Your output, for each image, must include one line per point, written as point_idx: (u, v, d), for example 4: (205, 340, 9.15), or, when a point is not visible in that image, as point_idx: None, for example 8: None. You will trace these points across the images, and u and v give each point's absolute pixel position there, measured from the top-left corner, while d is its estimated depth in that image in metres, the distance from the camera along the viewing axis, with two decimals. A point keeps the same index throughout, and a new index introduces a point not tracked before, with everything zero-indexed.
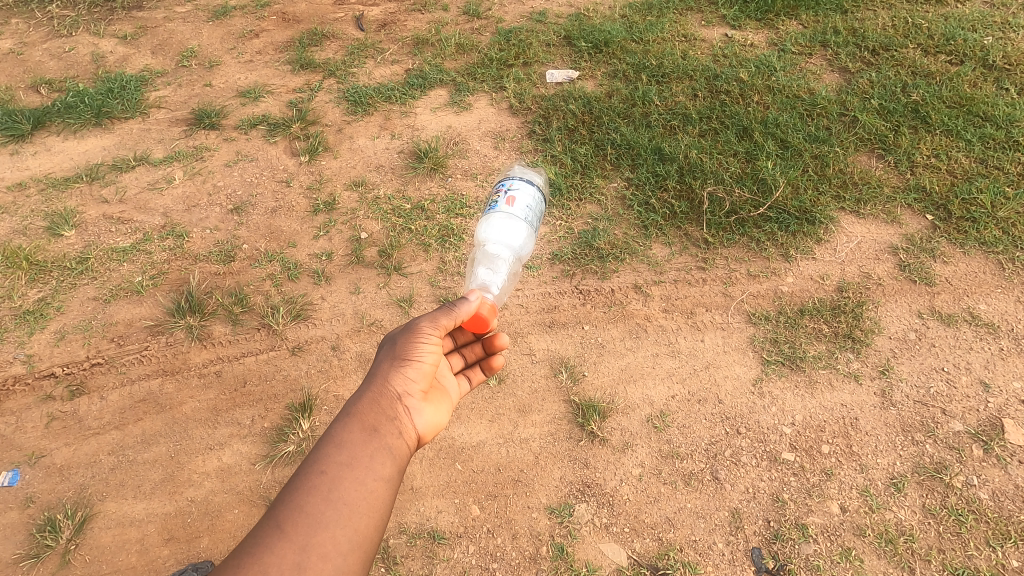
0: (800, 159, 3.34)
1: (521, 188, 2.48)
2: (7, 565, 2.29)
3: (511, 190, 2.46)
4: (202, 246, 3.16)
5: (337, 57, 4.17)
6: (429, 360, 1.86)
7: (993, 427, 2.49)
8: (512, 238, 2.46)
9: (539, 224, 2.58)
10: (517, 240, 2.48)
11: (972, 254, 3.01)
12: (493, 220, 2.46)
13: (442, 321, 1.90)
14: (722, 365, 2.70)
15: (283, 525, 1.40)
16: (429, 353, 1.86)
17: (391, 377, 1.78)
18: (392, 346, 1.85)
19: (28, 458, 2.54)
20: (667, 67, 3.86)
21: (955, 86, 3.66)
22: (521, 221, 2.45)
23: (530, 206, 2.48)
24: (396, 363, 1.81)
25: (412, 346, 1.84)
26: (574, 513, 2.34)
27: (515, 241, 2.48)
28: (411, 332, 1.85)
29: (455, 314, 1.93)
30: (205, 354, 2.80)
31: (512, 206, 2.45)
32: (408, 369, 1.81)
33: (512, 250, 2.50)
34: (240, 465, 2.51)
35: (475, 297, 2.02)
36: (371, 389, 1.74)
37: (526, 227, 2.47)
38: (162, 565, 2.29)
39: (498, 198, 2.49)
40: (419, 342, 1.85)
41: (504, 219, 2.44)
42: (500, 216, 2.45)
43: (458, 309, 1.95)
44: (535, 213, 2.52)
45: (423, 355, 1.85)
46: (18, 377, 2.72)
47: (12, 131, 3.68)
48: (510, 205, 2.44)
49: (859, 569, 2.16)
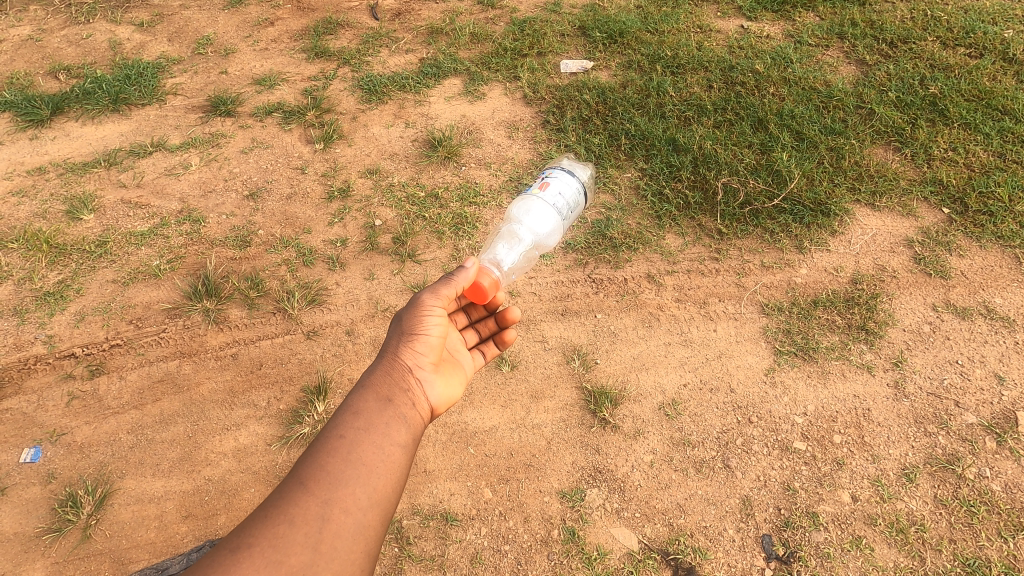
0: (816, 151, 3.32)
1: (558, 177, 2.57)
2: (29, 539, 2.35)
3: (546, 177, 2.56)
4: (219, 231, 3.20)
5: (352, 46, 4.18)
6: (436, 333, 1.87)
7: (1007, 420, 2.48)
8: (540, 223, 2.52)
9: (569, 217, 2.62)
10: (542, 224, 2.52)
11: (988, 247, 2.99)
12: (526, 203, 2.55)
13: (443, 293, 1.92)
14: (734, 355, 2.70)
15: (307, 481, 1.44)
16: (436, 325, 1.88)
17: (402, 350, 1.80)
18: (400, 321, 1.88)
19: (50, 435, 2.59)
20: (683, 58, 3.84)
21: (975, 79, 3.62)
22: (552, 207, 2.51)
23: (562, 194, 2.54)
24: (406, 337, 1.83)
25: (418, 319, 1.86)
26: (586, 498, 2.36)
27: (541, 224, 2.52)
28: (416, 307, 1.87)
29: (454, 285, 1.95)
30: (222, 336, 2.84)
31: (544, 191, 2.53)
32: (418, 342, 1.83)
33: (535, 232, 2.53)
34: (256, 446, 2.55)
35: (472, 266, 2.02)
36: (383, 362, 1.77)
37: (555, 214, 2.52)
38: (181, 541, 2.34)
39: (534, 184, 2.59)
40: (425, 316, 1.86)
41: (537, 203, 2.52)
42: (533, 199, 2.53)
43: (457, 279, 1.97)
44: (567, 203, 2.57)
45: (430, 329, 1.86)
46: (40, 356, 2.77)
47: (32, 116, 3.74)
48: (543, 188, 2.52)
49: (869, 558, 2.17)
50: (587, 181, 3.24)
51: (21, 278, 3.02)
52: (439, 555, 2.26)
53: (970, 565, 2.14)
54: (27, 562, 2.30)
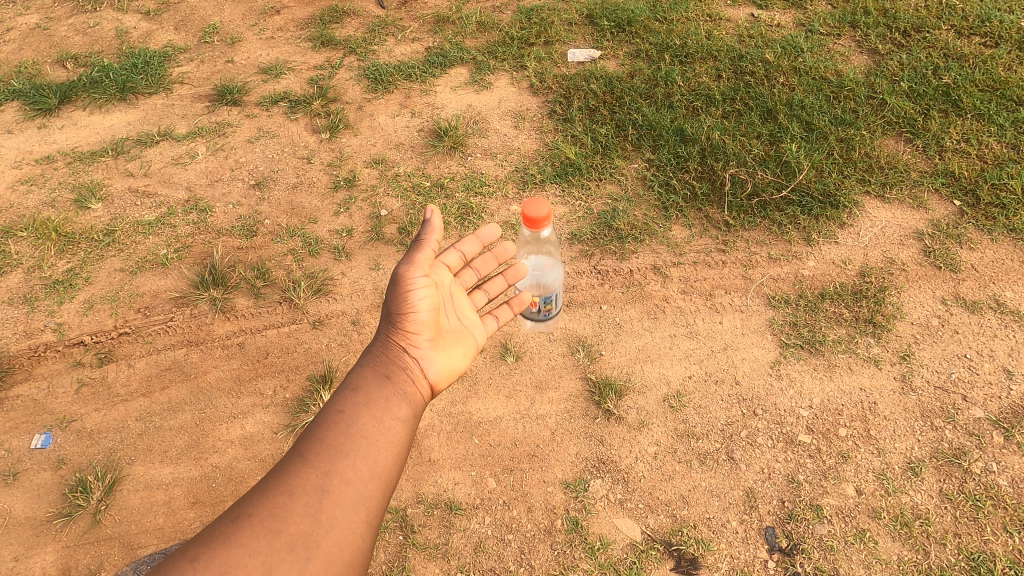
0: (826, 141, 3.28)
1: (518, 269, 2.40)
2: (41, 522, 2.39)
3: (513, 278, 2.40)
4: (225, 221, 3.20)
5: (358, 35, 4.15)
6: (426, 306, 1.85)
7: (1015, 415, 2.46)
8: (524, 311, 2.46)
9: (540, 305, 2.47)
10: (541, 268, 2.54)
11: (999, 240, 2.95)
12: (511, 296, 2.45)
13: (421, 260, 1.87)
14: (740, 347, 2.69)
15: (308, 455, 1.51)
16: (424, 297, 1.86)
17: (395, 328, 1.83)
18: (390, 300, 1.88)
19: (60, 422, 2.62)
20: (691, 47, 3.80)
21: (990, 69, 3.56)
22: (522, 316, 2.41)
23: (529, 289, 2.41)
24: (399, 315, 1.85)
25: (403, 294, 1.84)
26: (589, 488, 2.37)
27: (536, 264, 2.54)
28: (401, 282, 1.86)
29: (428, 247, 1.89)
30: (229, 325, 2.86)
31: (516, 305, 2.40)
32: (411, 318, 1.83)
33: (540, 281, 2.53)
34: (263, 433, 2.57)
35: (434, 214, 1.89)
36: (380, 340, 1.82)
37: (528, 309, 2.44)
38: (189, 527, 2.37)
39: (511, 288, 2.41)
40: (410, 289, 1.84)
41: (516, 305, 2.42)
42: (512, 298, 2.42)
43: (429, 240, 1.90)
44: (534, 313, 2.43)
45: (418, 302, 1.83)
46: (49, 344, 2.80)
47: (40, 105, 3.75)
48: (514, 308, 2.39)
49: (873, 551, 2.17)
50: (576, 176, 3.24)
51: (30, 266, 3.05)
52: (443, 543, 2.28)
53: (974, 559, 2.13)
54: (38, 546, 2.34)
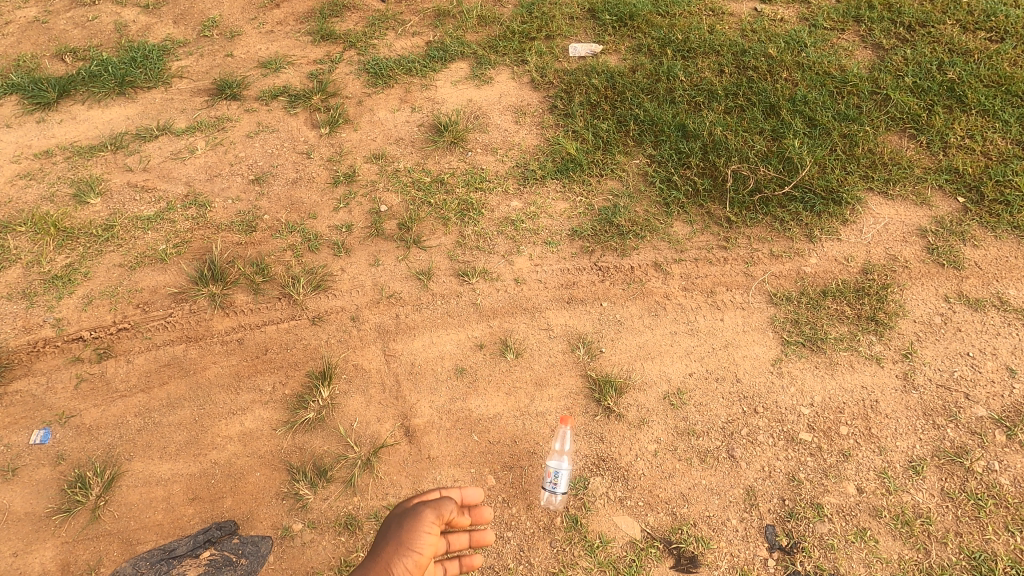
0: (829, 138, 3.25)
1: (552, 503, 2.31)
2: (40, 518, 2.39)
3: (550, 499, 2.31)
4: (225, 216, 3.19)
5: (358, 29, 4.12)
6: (430, 551, 1.89)
7: (1018, 413, 2.45)
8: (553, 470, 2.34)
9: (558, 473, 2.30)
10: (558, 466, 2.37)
11: (1003, 238, 2.93)
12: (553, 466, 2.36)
13: (444, 511, 1.97)
14: (741, 344, 2.68)
15: None
16: (428, 543, 1.90)
17: (396, 558, 1.82)
18: (393, 532, 1.90)
19: (59, 417, 2.61)
20: (693, 42, 3.77)
21: (995, 64, 3.53)
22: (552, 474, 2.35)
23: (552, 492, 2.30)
24: (398, 548, 1.84)
25: (414, 535, 1.88)
26: (588, 486, 2.36)
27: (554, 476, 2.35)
28: (411, 524, 1.90)
29: (448, 511, 1.98)
30: (228, 321, 2.85)
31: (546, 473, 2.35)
32: (410, 558, 1.83)
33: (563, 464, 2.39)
34: (262, 430, 2.57)
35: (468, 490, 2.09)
36: (374, 563, 1.80)
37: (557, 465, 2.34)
38: (188, 523, 2.37)
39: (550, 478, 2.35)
40: (423, 530, 1.90)
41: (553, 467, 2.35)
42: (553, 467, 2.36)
43: (448, 505, 1.99)
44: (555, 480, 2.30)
45: (424, 544, 1.88)
46: (48, 339, 2.79)
47: (39, 99, 3.73)
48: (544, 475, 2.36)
49: (874, 550, 2.17)
50: (577, 172, 3.22)
51: (28, 261, 3.03)
52: None
53: (975, 559, 2.13)
54: (37, 542, 2.34)
